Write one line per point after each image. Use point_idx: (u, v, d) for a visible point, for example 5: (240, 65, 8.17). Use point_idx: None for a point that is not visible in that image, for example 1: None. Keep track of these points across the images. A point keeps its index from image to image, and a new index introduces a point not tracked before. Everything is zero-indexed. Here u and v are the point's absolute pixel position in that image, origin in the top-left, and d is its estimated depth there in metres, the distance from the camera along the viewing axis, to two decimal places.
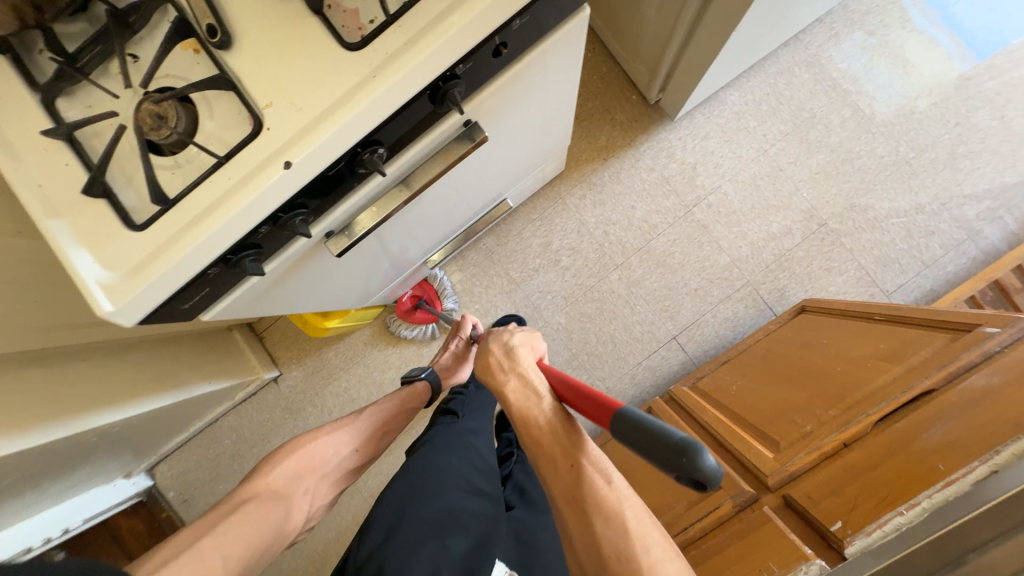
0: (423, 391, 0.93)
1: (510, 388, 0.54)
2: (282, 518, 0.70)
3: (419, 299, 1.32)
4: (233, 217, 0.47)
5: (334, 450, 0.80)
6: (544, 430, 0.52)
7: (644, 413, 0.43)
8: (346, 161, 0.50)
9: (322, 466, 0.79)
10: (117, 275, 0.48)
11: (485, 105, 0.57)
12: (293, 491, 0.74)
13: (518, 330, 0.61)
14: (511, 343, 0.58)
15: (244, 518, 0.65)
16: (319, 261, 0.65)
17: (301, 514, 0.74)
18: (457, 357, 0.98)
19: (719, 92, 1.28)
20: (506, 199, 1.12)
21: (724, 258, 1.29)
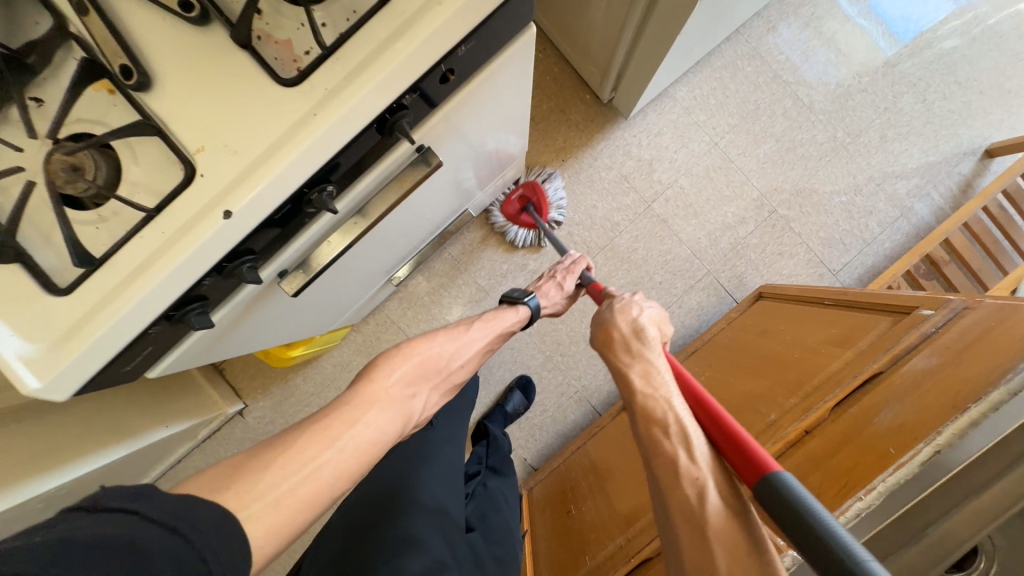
0: (525, 316, 0.82)
1: (634, 370, 0.61)
2: (400, 424, 0.57)
3: (525, 202, 1.21)
4: (171, 274, 0.43)
5: (446, 358, 0.68)
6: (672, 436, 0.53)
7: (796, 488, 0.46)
8: (291, 202, 0.47)
9: (445, 372, 0.68)
10: (40, 346, 0.43)
11: (437, 128, 0.55)
12: (424, 388, 0.63)
13: (646, 314, 0.69)
14: (639, 320, 0.67)
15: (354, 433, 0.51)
16: (273, 302, 0.62)
17: (416, 415, 0.61)
18: (568, 298, 0.93)
19: (669, 88, 1.31)
20: (469, 208, 1.10)
21: (684, 250, 1.33)
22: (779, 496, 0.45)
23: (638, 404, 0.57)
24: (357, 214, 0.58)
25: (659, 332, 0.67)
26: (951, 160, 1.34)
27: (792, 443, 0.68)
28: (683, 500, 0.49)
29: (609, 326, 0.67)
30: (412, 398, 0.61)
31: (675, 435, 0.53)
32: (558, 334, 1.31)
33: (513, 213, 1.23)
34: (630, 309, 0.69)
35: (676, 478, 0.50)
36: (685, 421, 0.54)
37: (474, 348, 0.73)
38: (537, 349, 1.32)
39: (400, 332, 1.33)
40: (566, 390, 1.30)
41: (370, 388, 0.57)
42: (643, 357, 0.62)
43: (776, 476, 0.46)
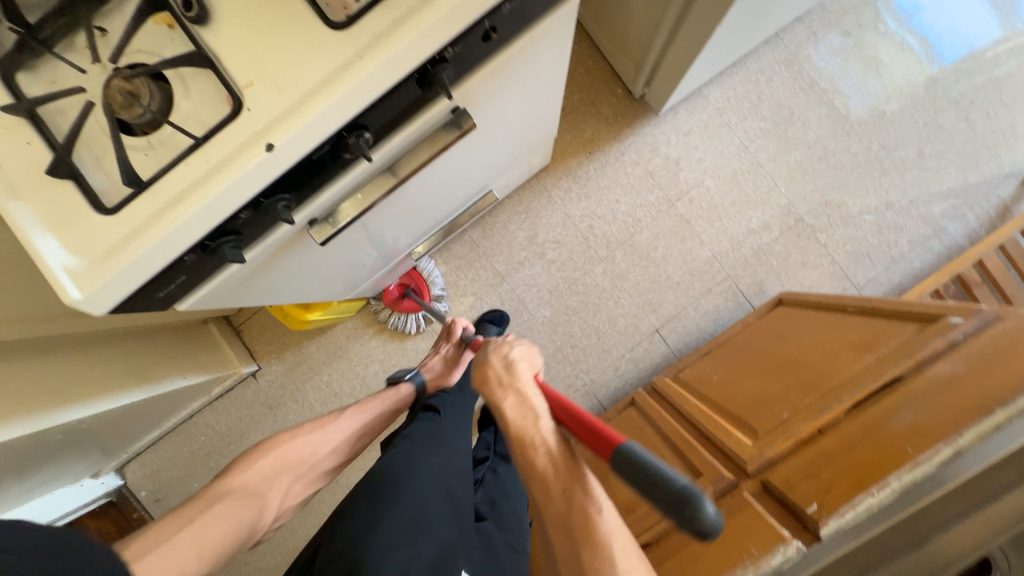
0: (407, 392, 0.89)
1: (508, 405, 0.53)
2: (255, 517, 0.65)
3: (406, 289, 1.29)
4: (211, 201, 0.45)
5: (312, 449, 0.77)
6: (543, 461, 0.50)
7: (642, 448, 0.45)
8: (331, 145, 0.48)
9: (289, 469, 0.74)
10: (85, 261, 0.45)
11: (475, 89, 0.56)
12: (258, 497, 0.67)
13: (519, 343, 0.59)
14: (510, 358, 0.56)
15: (217, 519, 0.58)
16: (301, 251, 0.64)
17: (263, 523, 0.67)
18: (452, 363, 0.95)
19: (702, 88, 1.30)
20: (493, 190, 1.11)
21: (705, 252, 1.32)
22: (621, 468, 0.44)
23: (512, 431, 0.51)
24: (389, 170, 0.59)
25: (530, 358, 0.58)
26: (990, 182, 1.30)
27: (805, 441, 0.66)
28: (556, 514, 0.48)
29: (483, 364, 0.56)
30: (263, 507, 0.67)
31: (544, 456, 0.50)
32: (570, 325, 1.31)
33: (395, 302, 1.29)
34: (501, 347, 0.58)
35: (542, 496, 0.49)
36: (550, 440, 0.50)
37: (307, 446, 0.77)
38: (548, 339, 1.32)
39: (414, 310, 1.35)
40: (573, 383, 1.30)
41: (207, 501, 0.61)
42: (526, 385, 0.54)
43: (620, 457, 0.45)
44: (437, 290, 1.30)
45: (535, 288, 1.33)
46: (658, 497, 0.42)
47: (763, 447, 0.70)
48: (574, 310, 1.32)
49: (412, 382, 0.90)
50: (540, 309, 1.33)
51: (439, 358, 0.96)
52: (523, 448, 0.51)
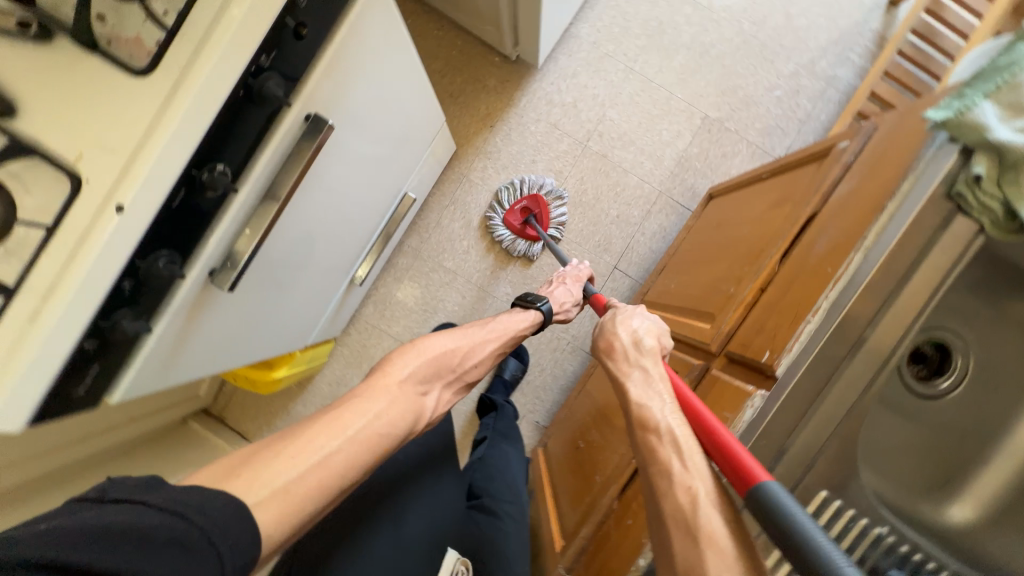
0: (536, 322, 0.84)
1: (633, 376, 0.62)
2: (411, 424, 0.63)
3: (529, 213, 1.29)
4: (84, 280, 0.44)
5: (462, 358, 0.73)
6: (665, 444, 0.53)
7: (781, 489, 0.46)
8: (185, 186, 0.49)
9: (450, 372, 0.71)
10: None
11: (318, 90, 0.57)
12: (435, 388, 0.69)
13: (645, 321, 0.70)
14: (637, 333, 0.68)
15: (383, 419, 0.59)
16: (218, 306, 0.63)
17: (430, 410, 0.68)
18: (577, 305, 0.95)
19: (570, 28, 1.33)
20: (409, 191, 1.11)
21: (632, 179, 1.34)
22: (770, 514, 0.44)
23: (636, 416, 0.56)
24: (267, 196, 0.58)
25: (659, 340, 0.68)
26: (860, 20, 1.35)
27: (752, 304, 0.69)
28: (676, 508, 0.48)
29: (611, 340, 0.68)
30: (424, 395, 0.67)
31: (670, 446, 0.52)
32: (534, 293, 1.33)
33: (521, 228, 1.29)
34: (629, 321, 0.70)
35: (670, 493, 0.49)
36: (678, 432, 0.53)
37: (486, 351, 0.76)
38: None
39: (384, 334, 1.35)
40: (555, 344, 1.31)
41: (382, 382, 0.63)
42: (653, 367, 0.63)
43: (761, 495, 0.45)
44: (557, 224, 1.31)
45: (489, 271, 1.33)
46: (811, 571, 0.40)
47: (720, 324, 0.72)
48: (532, 277, 1.33)
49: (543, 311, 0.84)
50: (501, 288, 1.34)
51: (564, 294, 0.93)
52: (649, 444, 0.53)
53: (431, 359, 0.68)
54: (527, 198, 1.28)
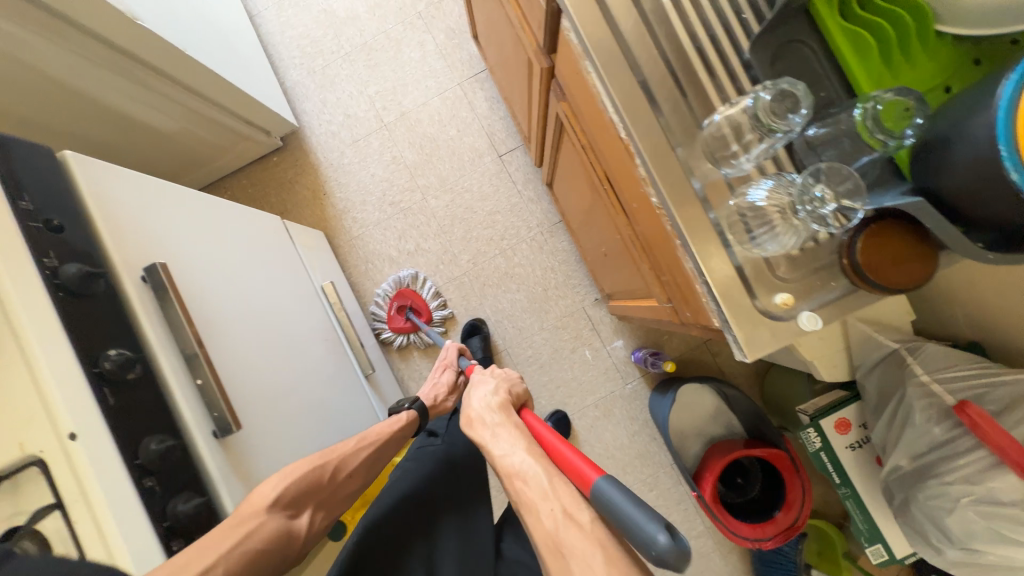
0: (411, 417, 0.89)
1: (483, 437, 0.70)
2: (284, 536, 0.63)
3: (405, 310, 1.33)
4: (112, 501, 0.50)
5: (346, 463, 0.74)
6: (521, 480, 0.59)
7: (624, 490, 0.50)
8: (107, 387, 0.53)
9: (330, 481, 0.71)
10: None
11: (124, 255, 0.60)
12: (309, 504, 0.67)
13: (484, 380, 0.85)
14: (484, 398, 0.78)
15: (262, 533, 0.59)
16: (260, 454, 0.66)
17: (302, 531, 0.66)
18: (452, 390, 1.04)
19: (286, 84, 1.41)
20: (323, 282, 1.16)
21: (435, 101, 1.40)
22: (609, 512, 0.50)
23: (501, 468, 0.64)
24: (185, 353, 0.60)
25: (506, 397, 0.79)
26: None
27: (523, 12, 0.70)
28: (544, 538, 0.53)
29: (468, 411, 0.77)
30: (294, 519, 0.65)
31: (518, 478, 0.60)
32: (481, 235, 1.37)
33: (399, 322, 1.32)
34: (474, 391, 0.82)
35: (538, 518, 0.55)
36: (521, 465, 0.61)
37: (360, 455, 0.76)
38: (491, 258, 1.37)
39: None
40: (535, 244, 1.36)
41: (249, 510, 0.59)
42: (509, 421, 0.71)
43: (597, 496, 0.51)
44: (433, 305, 1.34)
45: (441, 263, 1.37)
46: (634, 543, 0.47)
47: (531, 54, 0.74)
48: (467, 229, 1.37)
49: (411, 407, 0.90)
50: (461, 261, 1.37)
51: (442, 376, 1.05)
52: (516, 491, 0.60)
53: (301, 467, 0.67)
54: (398, 296, 1.33)
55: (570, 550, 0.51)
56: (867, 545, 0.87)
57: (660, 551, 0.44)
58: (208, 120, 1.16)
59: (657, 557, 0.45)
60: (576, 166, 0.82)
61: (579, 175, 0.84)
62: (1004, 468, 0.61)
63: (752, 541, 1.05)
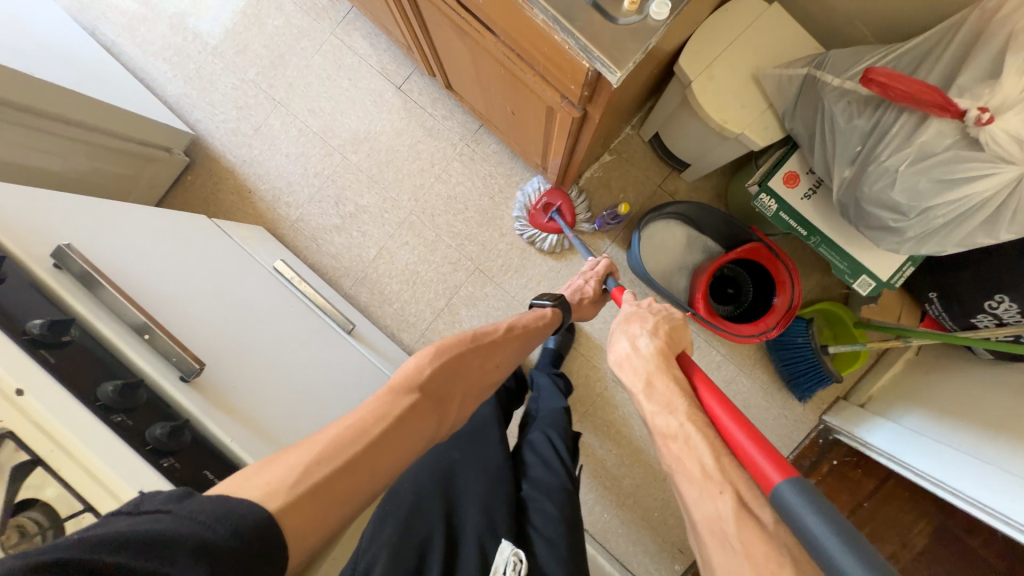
0: (551, 316, 0.93)
1: (651, 410, 0.59)
2: (435, 421, 0.64)
3: (553, 209, 1.26)
4: (90, 444, 0.51)
5: (498, 341, 0.79)
6: (715, 475, 0.50)
7: (807, 508, 0.43)
8: (47, 351, 0.53)
9: (477, 367, 0.74)
10: None
11: (26, 247, 0.60)
12: (456, 394, 0.69)
13: (641, 317, 0.72)
14: (638, 344, 0.67)
15: (408, 419, 0.59)
16: (239, 392, 0.68)
17: (447, 420, 0.67)
18: (595, 297, 1.03)
19: (168, 100, 1.38)
20: (275, 260, 1.16)
21: (316, 59, 1.37)
22: (790, 515, 0.44)
23: (655, 428, 0.57)
24: (122, 315, 0.60)
25: (666, 338, 0.68)
26: None
27: None
28: (707, 517, 0.48)
29: (617, 353, 0.68)
30: (443, 411, 0.66)
31: (692, 449, 0.53)
32: (411, 170, 1.36)
33: (541, 220, 1.26)
34: (629, 329, 0.70)
35: (698, 503, 0.50)
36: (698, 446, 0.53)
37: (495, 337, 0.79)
38: (428, 188, 1.36)
39: (429, 323, 1.36)
40: (466, 158, 1.35)
41: (391, 398, 0.60)
42: (668, 367, 0.63)
43: (778, 500, 0.45)
44: (583, 216, 1.27)
45: (384, 212, 1.37)
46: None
47: None
48: (396, 170, 1.36)
49: (553, 300, 0.95)
50: (402, 202, 1.37)
51: (585, 284, 1.04)
52: (672, 454, 0.54)
53: (453, 344, 0.71)
54: (551, 194, 1.25)
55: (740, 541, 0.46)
56: (853, 282, 0.87)
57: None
58: (104, 148, 1.13)
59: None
60: (439, 24, 0.81)
61: (447, 34, 0.83)
62: (928, 120, 0.61)
63: (759, 336, 1.06)
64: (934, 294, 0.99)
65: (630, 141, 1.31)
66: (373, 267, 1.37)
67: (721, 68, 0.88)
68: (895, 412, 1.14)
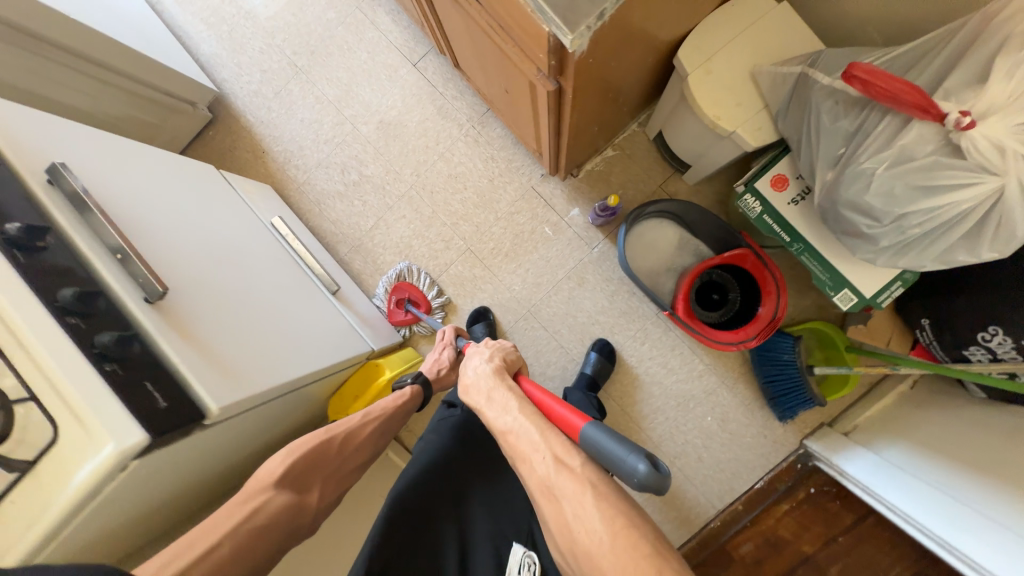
0: (413, 392, 0.98)
1: (494, 417, 0.64)
2: (294, 505, 0.72)
3: (405, 302, 1.35)
4: (43, 340, 0.53)
5: (362, 428, 0.86)
6: (548, 454, 0.56)
7: (597, 428, 0.55)
8: (24, 256, 0.57)
9: (337, 452, 0.81)
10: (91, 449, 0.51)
11: (23, 158, 0.64)
12: (316, 481, 0.77)
13: (487, 354, 0.79)
14: (477, 374, 0.73)
15: (270, 509, 0.68)
16: (201, 323, 0.71)
17: (313, 503, 0.75)
18: (453, 364, 1.09)
19: (199, 58, 1.46)
20: (273, 217, 1.21)
21: (340, 30, 1.41)
22: (586, 443, 0.56)
23: (498, 432, 0.63)
24: (100, 234, 0.64)
25: (501, 363, 0.76)
26: None
27: None
28: (538, 481, 0.56)
29: (463, 381, 0.73)
30: (304, 494, 0.75)
31: (523, 444, 0.59)
32: (416, 146, 1.39)
33: (396, 313, 1.34)
34: (476, 365, 0.76)
35: (533, 466, 0.57)
36: (524, 431, 0.60)
37: (354, 426, 0.85)
38: (431, 166, 1.39)
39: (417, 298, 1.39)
40: (470, 139, 1.37)
41: (253, 490, 0.69)
42: (503, 383, 0.69)
43: (582, 438, 0.57)
44: (433, 297, 1.35)
45: (386, 184, 1.41)
46: (614, 471, 0.52)
47: None
48: (403, 145, 1.40)
49: (412, 383, 0.99)
50: (404, 177, 1.40)
51: (443, 356, 1.09)
52: (511, 447, 0.61)
53: (307, 441, 0.77)
54: (392, 292, 1.35)
55: (561, 491, 0.54)
56: (834, 295, 0.83)
57: (641, 479, 0.49)
58: (131, 94, 1.20)
59: (641, 485, 0.49)
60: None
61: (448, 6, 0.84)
62: (911, 122, 0.59)
63: (737, 345, 1.04)
64: (926, 321, 0.94)
65: (635, 137, 1.30)
66: (369, 237, 1.41)
67: (720, 63, 0.86)
68: (877, 443, 1.08)
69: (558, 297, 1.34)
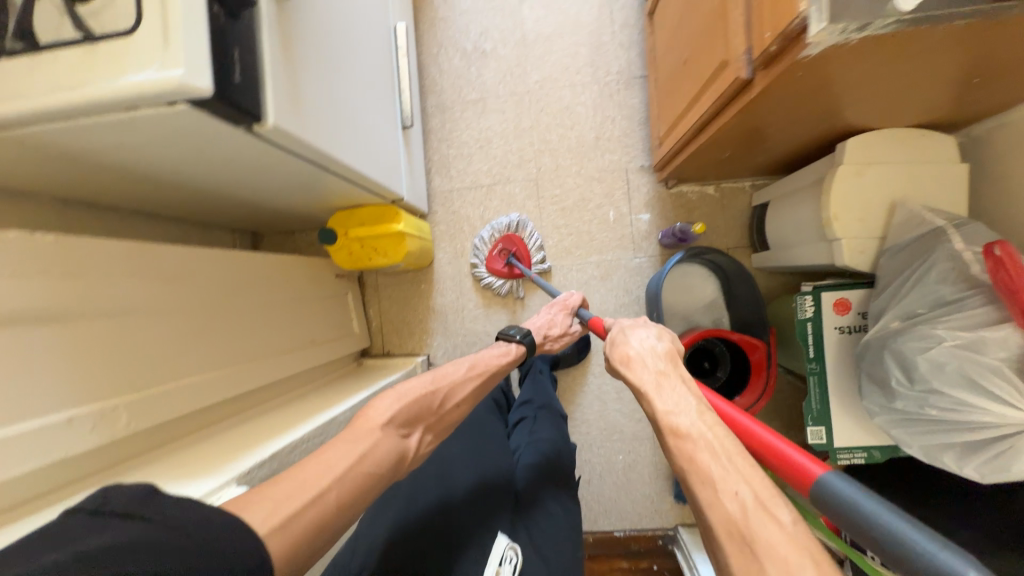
0: (519, 351, 0.96)
1: (657, 404, 0.56)
2: (399, 453, 0.67)
3: (509, 255, 1.30)
4: None
5: (464, 383, 0.83)
6: (748, 490, 0.44)
7: (853, 490, 0.40)
8: None
9: (436, 408, 0.77)
10: (152, 66, 0.48)
11: None
12: (421, 425, 0.73)
13: (657, 331, 0.71)
14: (648, 351, 0.66)
15: (377, 455, 0.63)
16: (301, 46, 0.68)
17: (414, 451, 0.71)
18: (562, 333, 1.05)
19: None
20: (399, 23, 1.17)
21: None
22: (836, 510, 0.41)
23: (663, 423, 0.54)
24: None
25: (674, 350, 0.67)
26: None
27: None
28: (722, 510, 0.44)
29: (627, 352, 0.67)
30: (407, 437, 0.71)
31: (705, 447, 0.49)
32: (557, 60, 1.34)
33: (497, 268, 1.30)
34: (639, 339, 0.69)
35: (716, 493, 0.45)
36: (714, 432, 0.50)
37: (467, 386, 0.83)
38: (556, 87, 1.35)
39: (463, 189, 1.36)
40: (606, 90, 1.33)
41: (363, 426, 0.66)
42: (675, 371, 0.61)
43: (818, 493, 0.43)
44: (535, 257, 1.30)
45: (507, 73, 1.36)
46: (906, 569, 0.35)
47: None
48: (547, 50, 1.35)
49: (526, 339, 0.97)
50: (528, 79, 1.36)
51: (558, 328, 1.05)
52: (684, 449, 0.50)
53: (415, 390, 0.75)
54: (502, 241, 1.30)
55: (753, 534, 0.41)
56: (809, 425, 0.85)
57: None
58: None
59: None
60: None
61: None
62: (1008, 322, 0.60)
63: None
64: None
65: (740, 194, 1.28)
66: (460, 107, 1.37)
67: (875, 173, 0.84)
68: None
69: (576, 274, 1.33)
